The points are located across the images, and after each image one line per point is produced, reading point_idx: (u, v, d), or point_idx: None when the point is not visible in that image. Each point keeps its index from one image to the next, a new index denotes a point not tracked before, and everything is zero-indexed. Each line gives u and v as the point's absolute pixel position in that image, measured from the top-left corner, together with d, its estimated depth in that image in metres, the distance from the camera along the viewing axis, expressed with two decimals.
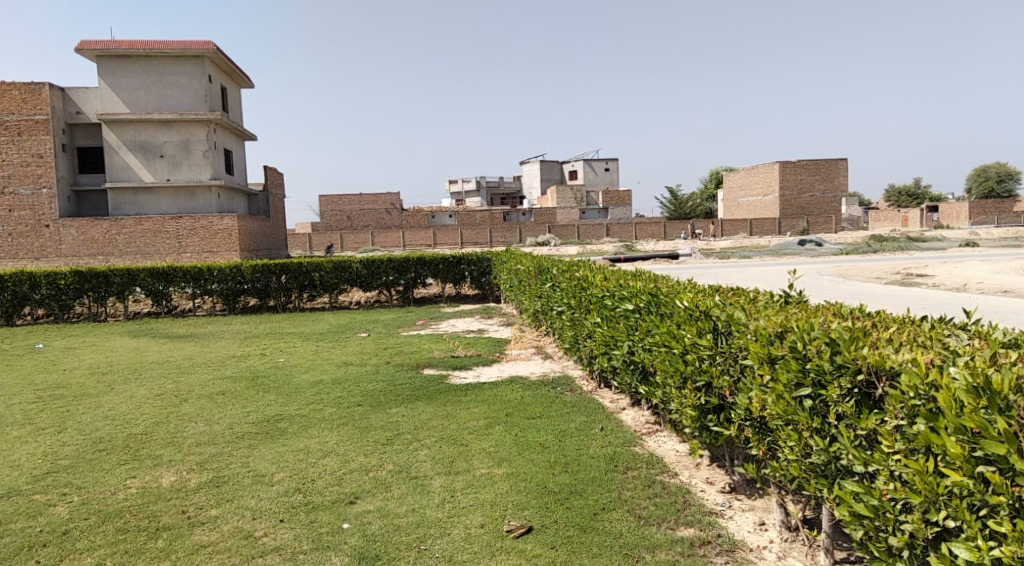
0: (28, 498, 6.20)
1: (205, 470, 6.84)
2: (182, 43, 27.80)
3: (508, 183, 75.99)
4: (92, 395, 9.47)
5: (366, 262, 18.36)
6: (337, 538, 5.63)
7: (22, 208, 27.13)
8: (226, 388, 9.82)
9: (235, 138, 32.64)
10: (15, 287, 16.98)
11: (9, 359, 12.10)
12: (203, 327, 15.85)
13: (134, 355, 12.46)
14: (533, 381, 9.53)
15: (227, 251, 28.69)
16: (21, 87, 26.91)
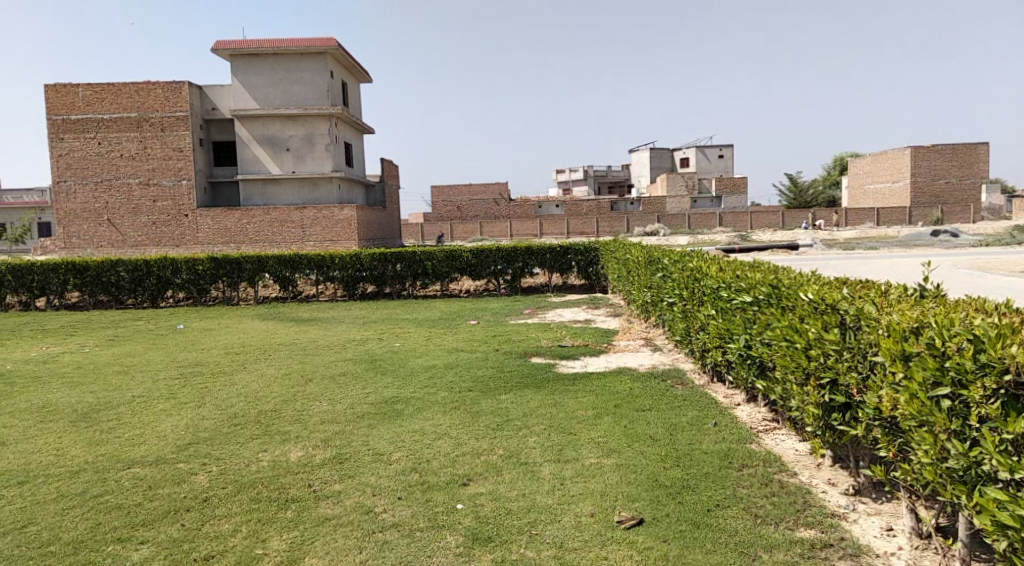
0: (173, 466, 6.68)
1: (328, 447, 7.17)
2: (307, 41, 29.04)
3: (617, 172, 75.38)
4: (227, 373, 10.10)
5: (475, 251, 18.66)
6: (452, 518, 5.78)
7: (165, 199, 29.16)
8: (346, 370, 10.25)
9: (354, 131, 33.81)
10: (159, 272, 18.30)
11: (154, 338, 13.07)
12: (326, 312, 16.55)
13: (264, 336, 13.20)
14: (642, 373, 9.41)
15: (346, 240, 29.80)
16: (164, 86, 28.85)
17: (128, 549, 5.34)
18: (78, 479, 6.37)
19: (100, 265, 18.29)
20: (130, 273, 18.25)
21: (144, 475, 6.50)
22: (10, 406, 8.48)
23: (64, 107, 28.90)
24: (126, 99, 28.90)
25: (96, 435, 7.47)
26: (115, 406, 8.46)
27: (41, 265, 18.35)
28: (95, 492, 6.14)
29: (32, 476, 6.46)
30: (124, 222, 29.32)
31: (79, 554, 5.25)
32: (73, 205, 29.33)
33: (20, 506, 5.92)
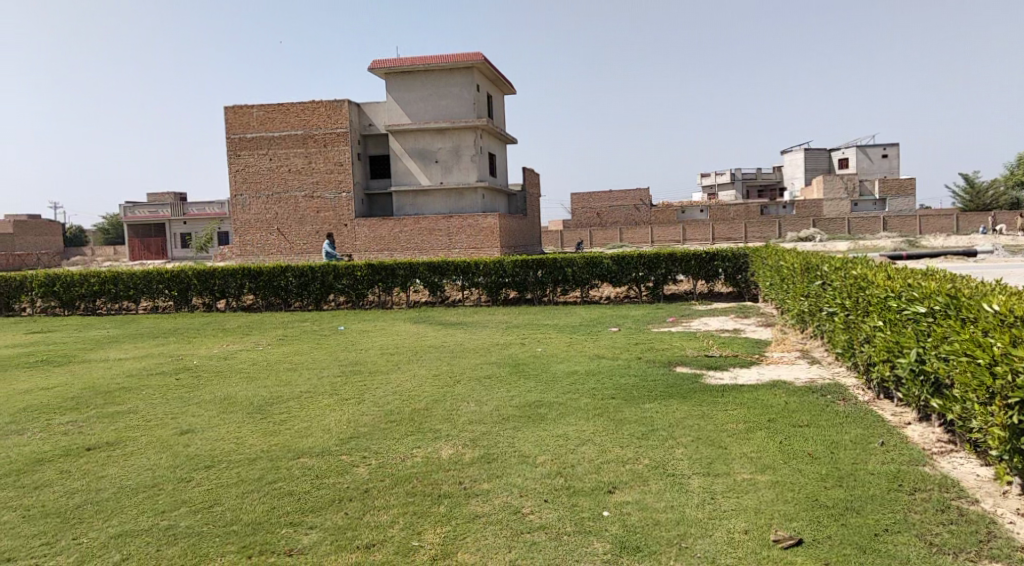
0: (337, 457, 7.06)
1: (477, 446, 7.33)
2: (456, 56, 29.96)
3: (768, 174, 72.66)
4: (383, 372, 10.58)
5: (616, 258, 18.51)
6: (599, 524, 5.75)
7: (327, 210, 30.98)
8: (492, 373, 10.45)
9: (499, 140, 34.50)
10: (322, 277, 19.45)
11: (318, 338, 13.90)
12: (471, 317, 16.95)
13: (416, 338, 13.71)
14: (794, 386, 8.98)
15: (490, 247, 30.33)
16: (327, 104, 30.66)
17: (299, 532, 5.69)
18: (255, 466, 6.86)
19: (271, 270, 19.68)
20: (297, 278, 19.51)
21: (311, 465, 6.90)
22: (198, 397, 9.28)
23: (242, 126, 31.39)
24: (295, 117, 30.94)
25: (269, 426, 8.03)
26: (285, 400, 9.06)
27: (221, 270, 19.99)
28: (270, 478, 6.59)
29: (216, 461, 7.02)
30: (290, 231, 31.38)
31: (257, 535, 5.65)
32: (248, 217, 31.74)
33: (207, 487, 6.45)
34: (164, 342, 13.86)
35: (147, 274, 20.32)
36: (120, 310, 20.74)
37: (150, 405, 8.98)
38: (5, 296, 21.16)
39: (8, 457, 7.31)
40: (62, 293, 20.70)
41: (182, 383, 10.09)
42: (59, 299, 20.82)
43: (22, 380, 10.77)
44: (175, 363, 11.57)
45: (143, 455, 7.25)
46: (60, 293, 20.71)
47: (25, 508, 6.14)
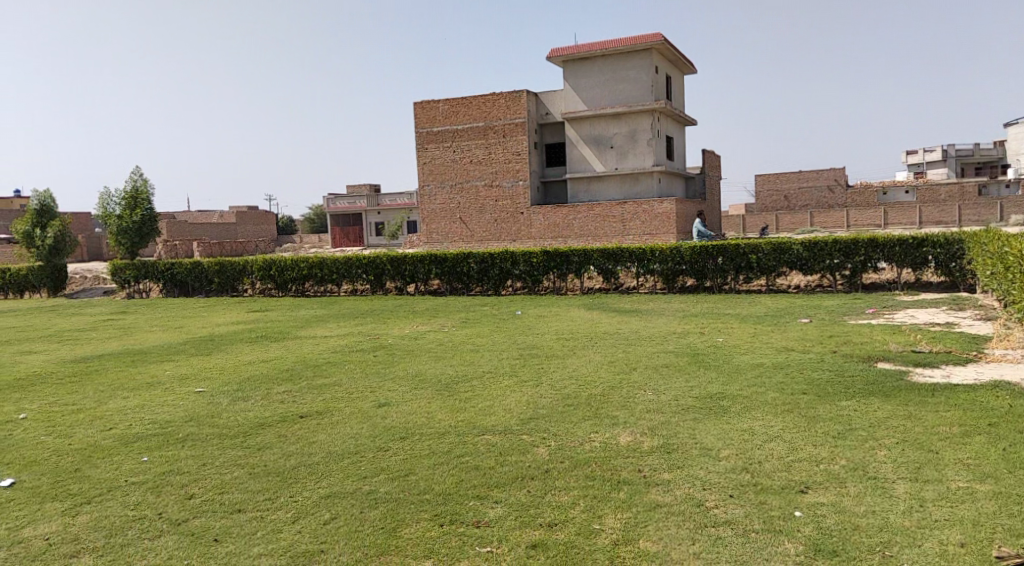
0: (519, 437, 7.23)
1: (657, 435, 7.23)
2: (634, 39, 29.49)
3: (987, 150, 65.53)
4: (559, 356, 10.71)
5: (808, 244, 17.44)
6: (790, 524, 5.48)
7: (505, 199, 31.74)
8: (671, 361, 10.25)
9: (677, 124, 33.65)
10: (501, 263, 19.97)
11: (498, 321, 14.30)
12: (648, 304, 16.74)
13: (593, 324, 13.74)
14: (1018, 388, 8.05)
15: (665, 234, 29.08)
16: (507, 95, 31.29)
17: (486, 506, 5.89)
18: (444, 440, 7.19)
19: (455, 256, 20.49)
20: (478, 263, 20.19)
21: (496, 442, 7.12)
22: (391, 373, 9.87)
23: (430, 120, 32.86)
24: (477, 109, 31.91)
25: (456, 403, 8.38)
26: (471, 379, 9.41)
27: (411, 256, 21.08)
28: (457, 452, 6.87)
29: (409, 433, 7.43)
30: (472, 219, 32.49)
31: (447, 505, 5.90)
32: (434, 206, 33.29)
33: (402, 457, 6.84)
34: (362, 322, 14.86)
35: (347, 259, 21.84)
36: (325, 292, 22.44)
37: (350, 379, 9.66)
38: (230, 278, 23.58)
39: (236, 420, 8.16)
40: (276, 276, 22.76)
41: (379, 360, 10.77)
42: (274, 281, 22.92)
43: (244, 352, 11.98)
44: (371, 341, 12.37)
45: (346, 424, 7.81)
46: (274, 276, 22.79)
47: (250, 465, 6.82)
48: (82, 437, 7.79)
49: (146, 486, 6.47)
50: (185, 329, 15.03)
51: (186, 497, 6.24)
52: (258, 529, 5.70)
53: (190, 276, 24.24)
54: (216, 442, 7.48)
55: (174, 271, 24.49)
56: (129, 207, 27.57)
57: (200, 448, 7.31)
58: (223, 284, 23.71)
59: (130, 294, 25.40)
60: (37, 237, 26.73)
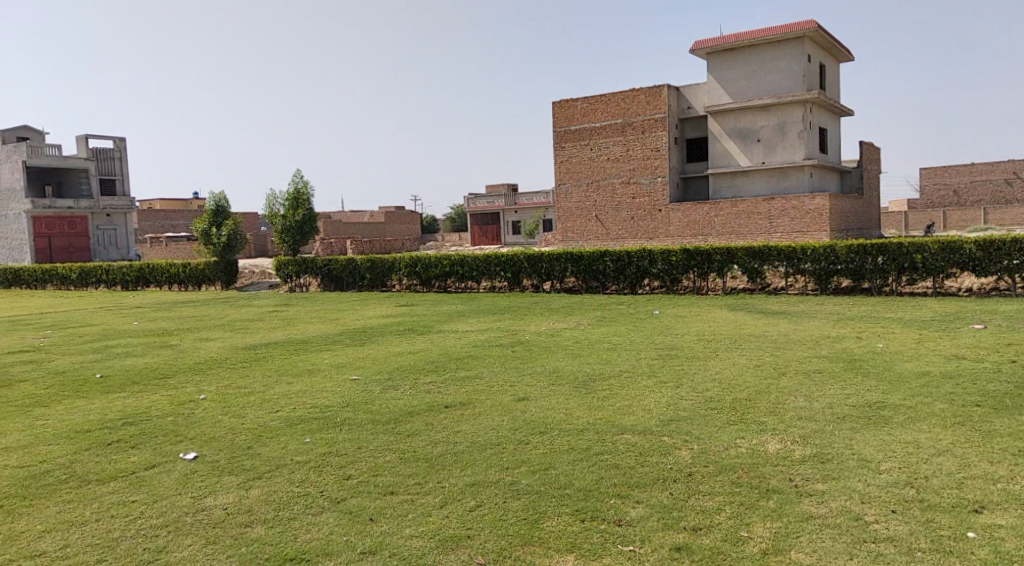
0: (659, 438, 7.14)
1: (809, 444, 6.92)
2: (784, 27, 28.25)
3: None
4: (701, 358, 10.45)
5: (980, 242, 16.08)
6: (962, 546, 5.10)
7: (642, 196, 31.34)
8: (824, 367, 9.75)
9: (832, 114, 31.92)
10: (638, 261, 19.75)
11: (636, 320, 14.16)
12: (797, 306, 16.01)
13: (736, 326, 13.29)
14: None
15: (816, 232, 27.41)
16: (647, 90, 30.95)
17: (626, 505, 5.86)
18: (583, 437, 7.21)
19: (592, 254, 20.49)
20: (615, 262, 20.07)
21: (636, 442, 7.06)
22: (530, 369, 10.01)
23: (567, 120, 33.26)
24: (616, 106, 31.76)
25: (595, 401, 8.37)
26: (609, 378, 9.38)
27: (548, 254, 21.22)
28: (596, 450, 6.87)
29: (548, 428, 7.50)
30: (608, 218, 32.40)
31: (589, 501, 5.93)
32: (571, 205, 33.55)
33: (543, 451, 6.92)
34: (502, 318, 15.13)
35: (487, 257, 22.28)
36: (465, 288, 22.99)
37: (490, 372, 9.89)
38: (380, 274, 24.69)
39: (387, 407, 8.56)
40: (422, 273, 23.59)
41: (517, 355, 10.94)
42: (419, 278, 23.76)
43: (393, 344, 12.51)
44: (510, 337, 12.57)
45: (488, 416, 8.00)
46: (419, 273, 23.65)
47: (401, 451, 7.14)
48: (253, 417, 8.42)
49: (307, 465, 6.92)
50: (339, 322, 15.89)
51: (344, 478, 6.62)
52: (408, 511, 5.96)
53: (345, 272, 25.59)
54: (369, 427, 7.88)
55: (330, 267, 25.93)
56: (292, 207, 29.46)
57: (355, 433, 7.71)
58: (374, 280, 24.86)
59: (292, 288, 27.14)
60: (213, 235, 29.09)
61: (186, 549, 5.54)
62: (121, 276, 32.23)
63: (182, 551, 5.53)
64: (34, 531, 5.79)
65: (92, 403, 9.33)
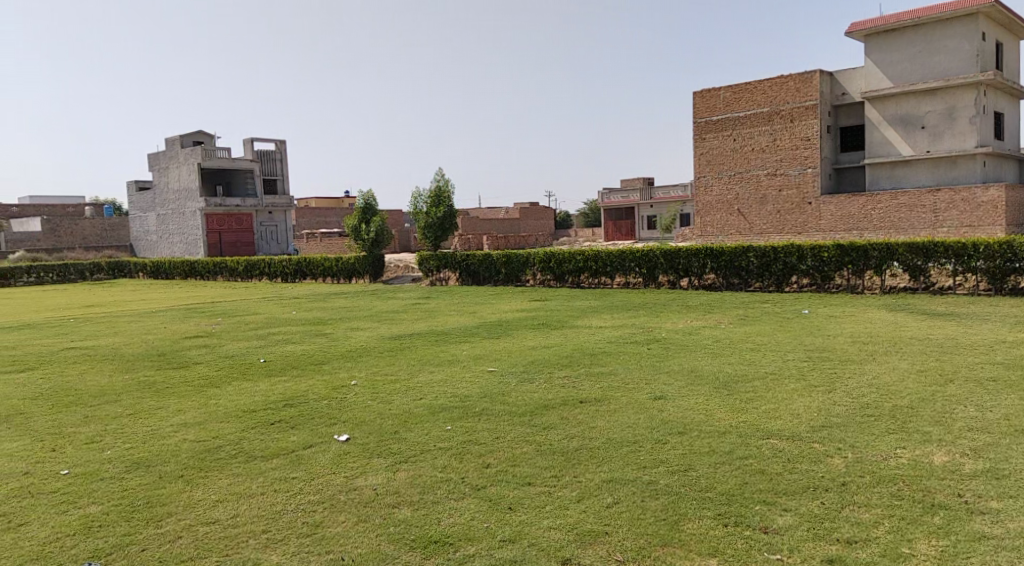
0: (809, 444, 6.78)
1: (980, 458, 6.35)
2: (954, 4, 26.21)
3: None
4: (856, 361, 9.85)
5: None
6: None
7: (790, 188, 30.02)
8: (999, 375, 8.92)
9: (1009, 98, 29.25)
10: (785, 258, 18.90)
11: (783, 320, 13.57)
12: (965, 307, 14.78)
13: (895, 328, 12.45)
14: None
15: (990, 226, 24.81)
16: (797, 77, 29.64)
17: (773, 512, 5.60)
18: (726, 439, 6.96)
19: (733, 250, 19.83)
20: (759, 258, 19.32)
21: (783, 447, 6.73)
22: (669, 367, 9.79)
23: (710, 110, 32.59)
24: (762, 95, 30.79)
25: (738, 402, 8.07)
26: (752, 379, 9.01)
27: (686, 250, 20.70)
28: (740, 454, 6.62)
29: (689, 429, 7.29)
30: (751, 211, 31.38)
31: (733, 506, 5.71)
32: (710, 198, 32.82)
33: (682, 452, 6.74)
34: (638, 314, 14.90)
35: (622, 253, 22.01)
36: (598, 284, 22.82)
37: (628, 369, 9.75)
38: (515, 269, 24.96)
39: (524, 399, 8.62)
40: (556, 268, 23.67)
41: (655, 353, 10.74)
42: (553, 273, 23.82)
43: (529, 338, 12.59)
44: (648, 334, 12.35)
45: (625, 413, 7.88)
46: (554, 268, 23.71)
47: (538, 443, 7.16)
48: (399, 404, 8.71)
49: (449, 452, 7.08)
50: (477, 315, 16.18)
51: (484, 466, 6.71)
52: (547, 503, 5.96)
53: (482, 267, 26.06)
54: (507, 418, 7.96)
55: (468, 262, 26.48)
56: (434, 204, 30.25)
57: (493, 423, 7.81)
58: (509, 274, 25.17)
59: (433, 282, 27.95)
60: (362, 231, 30.62)
61: (339, 525, 5.79)
62: (281, 269, 34.39)
63: (336, 526, 5.78)
64: (208, 500, 6.22)
65: (255, 385, 9.96)
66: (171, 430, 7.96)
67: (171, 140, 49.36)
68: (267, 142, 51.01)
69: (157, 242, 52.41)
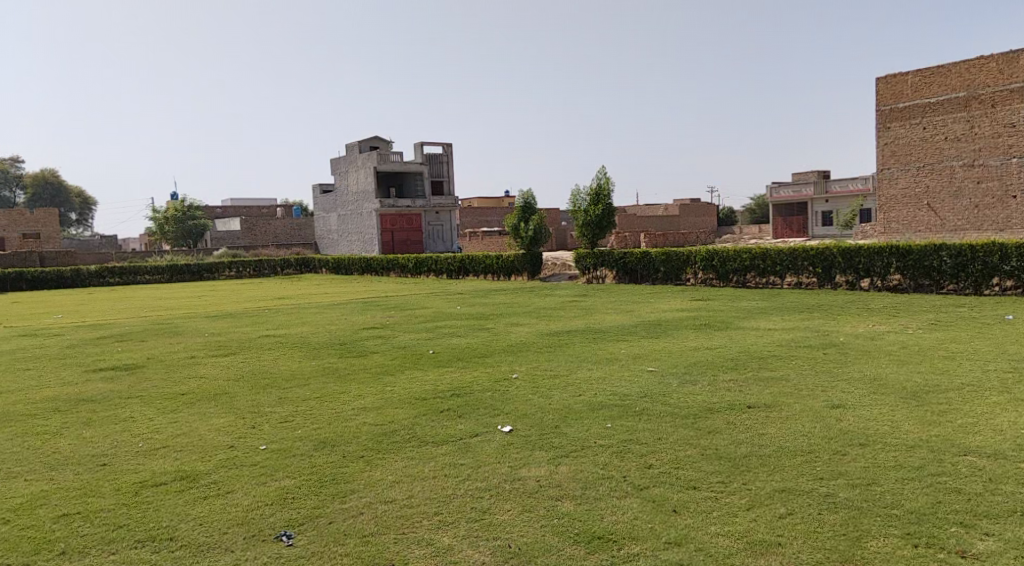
0: (1014, 464, 6.13)
1: None
2: None
3: None
4: None
5: None
6: None
7: (990, 179, 27.36)
8: None
9: None
10: (985, 257, 17.15)
11: (979, 326, 12.37)
12: None
13: None
14: None
15: None
16: (999, 57, 26.92)
17: (972, 536, 5.11)
18: (914, 454, 6.43)
19: (923, 248, 18.34)
20: (953, 257, 17.69)
21: (983, 466, 6.12)
22: (848, 374, 9.19)
23: (896, 96, 30.44)
24: (956, 79, 28.31)
25: (927, 414, 7.44)
26: (945, 390, 8.27)
27: (868, 248, 19.40)
28: (932, 470, 6.09)
29: (872, 440, 6.81)
30: (943, 206, 28.95)
31: (923, 526, 5.26)
32: (895, 191, 30.69)
33: (864, 464, 6.29)
34: (810, 316, 14.12)
35: (794, 251, 20.99)
36: (766, 284, 21.88)
37: (801, 374, 9.25)
38: (675, 267, 24.43)
39: (687, 401, 8.39)
40: (719, 267, 22.94)
41: (831, 358, 10.12)
42: (716, 272, 23.09)
43: (691, 338, 12.27)
44: (822, 338, 11.67)
45: (798, 420, 7.48)
46: (717, 267, 22.99)
47: (703, 447, 6.94)
48: (561, 399, 8.75)
49: (612, 450, 7.01)
50: (637, 313, 15.98)
51: (647, 466, 6.60)
52: (715, 508, 5.76)
53: (640, 264, 25.71)
54: (669, 419, 7.78)
55: (626, 260, 26.19)
56: (592, 202, 30.13)
57: (657, 423, 7.66)
58: (669, 273, 24.67)
59: (590, 279, 27.92)
60: (522, 229, 31.05)
61: (506, 513, 5.88)
62: (447, 266, 35.61)
63: (503, 514, 5.87)
64: (385, 480, 6.52)
65: (425, 375, 10.36)
66: (352, 414, 8.43)
67: (351, 146, 52.50)
68: (437, 145, 52.95)
69: (337, 240, 56.02)
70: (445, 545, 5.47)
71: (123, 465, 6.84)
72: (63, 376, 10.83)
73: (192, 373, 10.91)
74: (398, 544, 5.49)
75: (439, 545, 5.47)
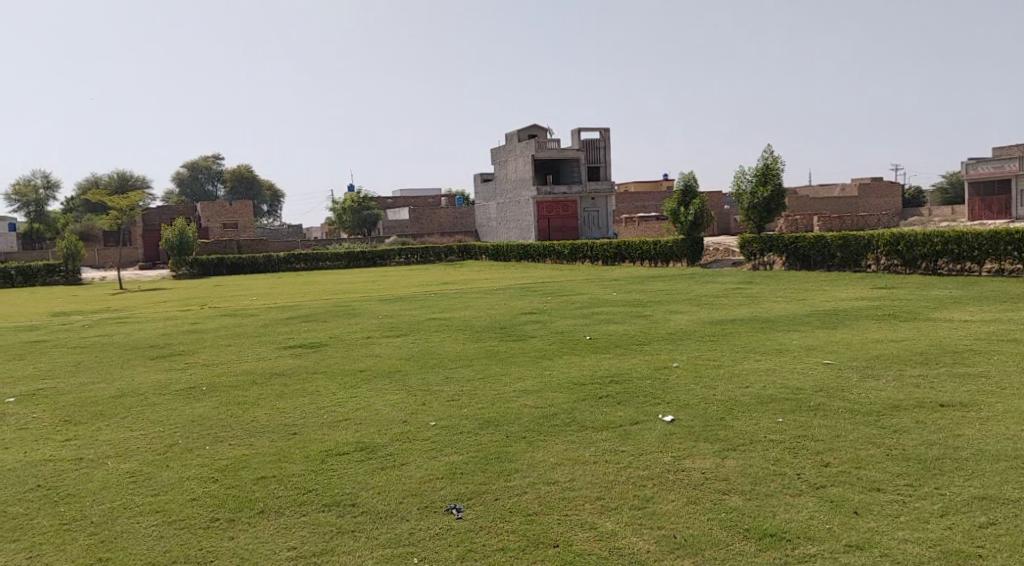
0: None
1: None
2: None
3: None
4: None
5: None
6: None
7: None
8: None
9: None
10: None
11: None
12: None
13: None
14: None
15: None
16: None
17: None
18: None
19: None
20: None
21: None
22: None
23: None
24: None
25: None
26: None
27: None
28: None
29: None
30: None
31: None
32: None
33: None
34: (1015, 307, 12.73)
35: (995, 234, 19.05)
36: (962, 271, 20.05)
37: (1003, 372, 8.37)
38: (853, 253, 22.96)
39: (868, 397, 7.85)
40: (905, 252, 21.27)
41: None
42: (902, 258, 21.43)
43: (872, 329, 11.45)
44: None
45: (1000, 423, 6.78)
46: (902, 252, 21.32)
47: (887, 447, 6.45)
48: (727, 390, 8.46)
49: (783, 445, 6.69)
50: (810, 302, 15.13)
51: (823, 465, 6.22)
52: (902, 513, 5.34)
53: (813, 250, 24.35)
54: (848, 416, 7.31)
55: (797, 245, 24.93)
56: (759, 183, 28.89)
57: (834, 420, 7.21)
58: (846, 259, 23.21)
59: (758, 266, 26.82)
60: (682, 214, 30.13)
61: (670, 503, 5.75)
62: (603, 252, 35.50)
63: (667, 504, 5.75)
64: (548, 462, 6.56)
65: (585, 360, 10.37)
66: (514, 396, 8.57)
67: (511, 135, 53.36)
68: (594, 131, 52.58)
69: (496, 227, 57.23)
70: (608, 530, 5.43)
71: (310, 435, 7.33)
72: (258, 351, 11.79)
73: (368, 352, 11.54)
74: (562, 525, 5.51)
75: (602, 529, 5.44)
